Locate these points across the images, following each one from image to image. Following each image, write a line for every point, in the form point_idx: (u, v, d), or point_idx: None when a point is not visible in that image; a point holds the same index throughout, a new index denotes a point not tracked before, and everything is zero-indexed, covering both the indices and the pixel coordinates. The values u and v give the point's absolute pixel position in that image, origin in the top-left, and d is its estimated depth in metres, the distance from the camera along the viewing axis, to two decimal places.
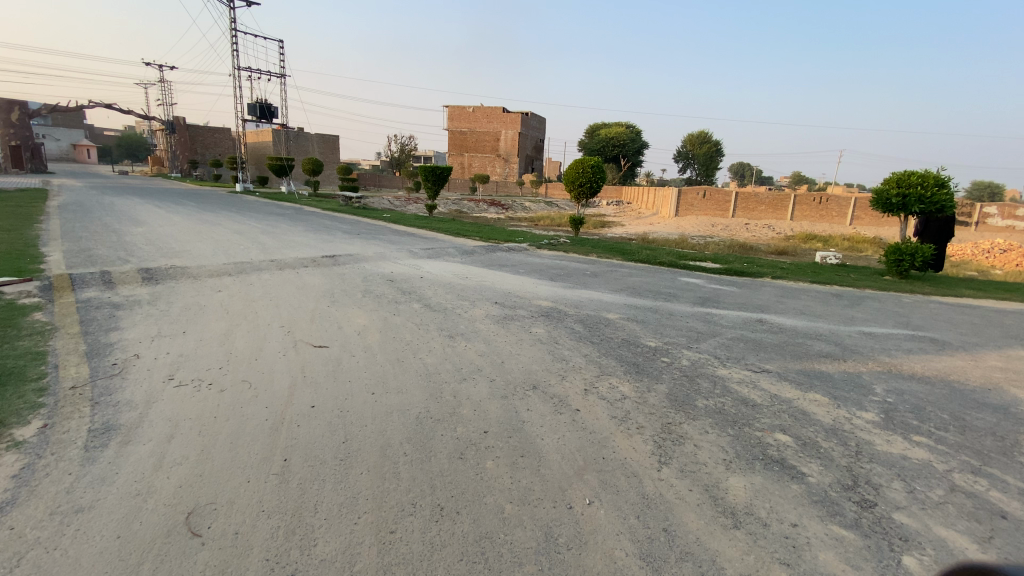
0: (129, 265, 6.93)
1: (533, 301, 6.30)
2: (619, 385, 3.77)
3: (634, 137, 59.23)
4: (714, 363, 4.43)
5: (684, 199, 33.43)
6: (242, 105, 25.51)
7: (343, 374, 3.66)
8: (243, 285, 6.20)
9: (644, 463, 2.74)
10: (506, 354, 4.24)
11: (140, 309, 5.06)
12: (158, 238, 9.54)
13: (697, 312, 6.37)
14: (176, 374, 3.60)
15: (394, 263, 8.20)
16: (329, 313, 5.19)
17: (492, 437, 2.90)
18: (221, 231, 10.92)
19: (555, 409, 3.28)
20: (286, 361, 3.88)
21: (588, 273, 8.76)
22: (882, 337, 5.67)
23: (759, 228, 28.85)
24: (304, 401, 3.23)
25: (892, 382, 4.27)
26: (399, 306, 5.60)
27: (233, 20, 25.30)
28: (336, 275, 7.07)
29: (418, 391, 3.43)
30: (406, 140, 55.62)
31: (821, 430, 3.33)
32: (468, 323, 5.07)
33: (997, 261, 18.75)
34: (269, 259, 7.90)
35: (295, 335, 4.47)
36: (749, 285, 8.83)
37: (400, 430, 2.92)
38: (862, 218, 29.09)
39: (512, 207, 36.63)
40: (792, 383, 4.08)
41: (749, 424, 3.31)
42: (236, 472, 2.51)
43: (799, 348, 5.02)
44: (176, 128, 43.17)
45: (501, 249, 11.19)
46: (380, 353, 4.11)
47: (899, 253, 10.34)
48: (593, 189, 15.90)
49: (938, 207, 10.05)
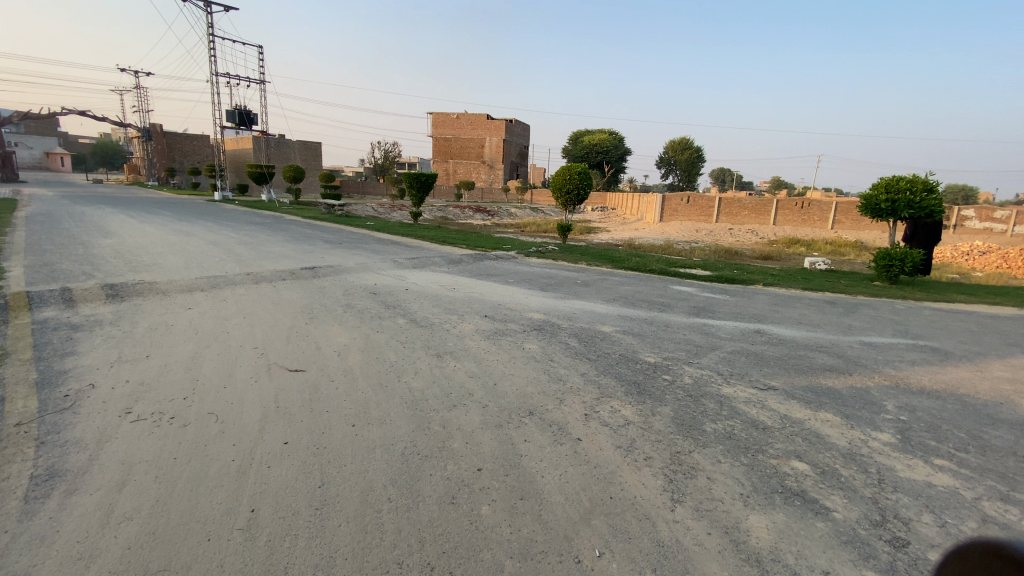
0: (94, 280, 6.48)
1: (524, 313, 6.04)
2: (621, 409, 3.51)
3: (618, 144, 59.60)
4: (718, 381, 4.20)
5: (669, 204, 33.52)
6: (221, 111, 24.90)
7: (321, 403, 3.35)
8: (216, 302, 5.82)
9: (656, 503, 2.48)
10: (499, 375, 3.96)
11: (101, 331, 4.66)
12: (129, 250, 9.05)
13: (693, 323, 6.16)
14: (134, 407, 3.23)
15: (378, 275, 7.87)
16: (307, 332, 4.85)
17: (486, 476, 2.62)
18: (196, 242, 10.45)
19: (554, 439, 3.01)
20: (259, 389, 3.55)
21: (579, 283, 8.53)
22: (884, 347, 5.51)
23: (742, 233, 28.99)
24: (277, 437, 2.92)
25: (903, 398, 4.08)
26: (382, 322, 5.29)
27: (211, 25, 24.82)
28: (316, 288, 6.72)
29: (404, 421, 3.14)
30: (391, 147, 55.22)
31: (839, 455, 3.11)
32: (456, 340, 4.78)
33: (977, 264, 18.92)
34: (246, 272, 7.51)
35: (269, 358, 4.13)
36: (742, 292, 8.68)
37: (384, 470, 2.63)
38: (843, 222, 29.36)
39: (498, 214, 36.38)
40: (801, 402, 3.86)
41: (763, 451, 3.07)
42: (195, 528, 2.18)
43: (802, 362, 4.83)
44: (153, 136, 42.17)
45: (488, 258, 10.91)
46: (361, 377, 3.80)
47: (889, 258, 10.31)
48: (580, 195, 15.70)
49: (926, 213, 10.07)
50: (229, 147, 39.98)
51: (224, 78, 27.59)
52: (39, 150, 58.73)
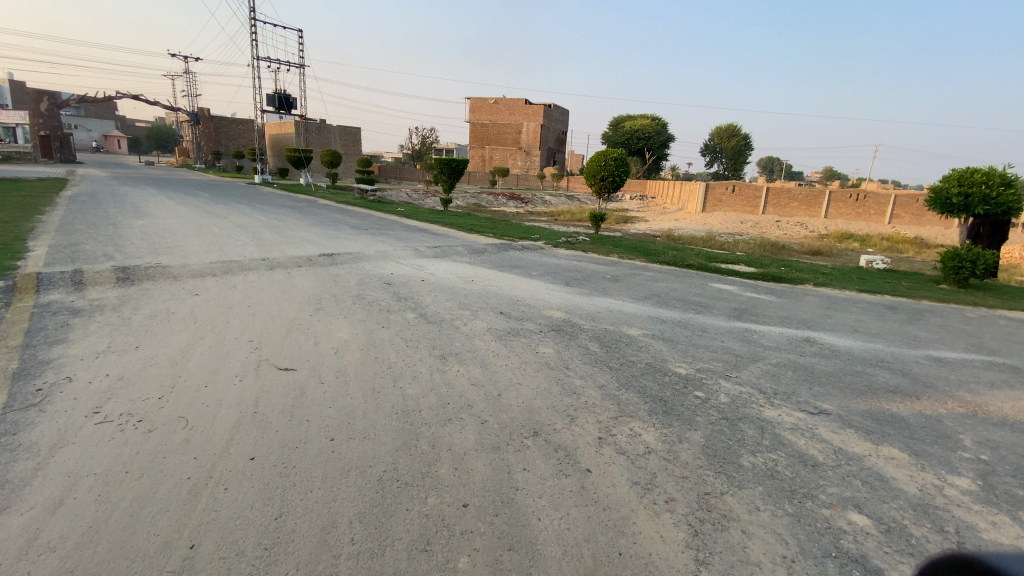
0: (109, 262, 6.40)
1: (544, 311, 5.57)
2: (642, 432, 3.03)
3: (660, 130, 57.58)
4: (758, 401, 3.63)
5: (712, 194, 31.96)
6: (259, 95, 25.28)
7: (303, 410, 3.00)
8: (223, 288, 5.61)
9: (675, 566, 2.01)
10: (505, 384, 3.51)
11: (99, 317, 4.49)
12: (156, 232, 9.08)
13: (732, 328, 5.55)
14: (103, 406, 2.98)
15: (396, 264, 7.54)
16: (308, 325, 4.52)
17: (472, 515, 2.20)
18: (223, 226, 10.40)
19: (559, 469, 2.56)
20: (241, 390, 3.24)
21: (607, 277, 7.98)
22: (955, 365, 4.76)
23: (790, 227, 27.44)
24: (244, 451, 2.58)
25: (982, 431, 3.39)
26: (390, 316, 4.93)
27: (252, 10, 25.11)
28: (330, 277, 6.44)
29: (389, 437, 2.74)
30: (429, 133, 55.20)
31: (908, 507, 2.52)
32: (464, 340, 4.37)
33: None
34: (262, 257, 7.31)
35: (261, 354, 3.83)
36: (788, 293, 7.95)
37: (353, 501, 2.24)
38: (901, 216, 27.36)
39: (531, 202, 35.67)
40: (858, 432, 3.26)
41: (812, 497, 2.54)
42: (120, 567, 1.86)
43: (859, 380, 4.19)
44: (200, 120, 43.42)
45: (515, 248, 10.44)
46: (354, 380, 3.42)
47: (959, 259, 9.25)
48: (616, 183, 14.94)
49: (1004, 209, 8.96)
50: (271, 131, 40.74)
51: (265, 62, 27.96)
52: (98, 133, 61.70)
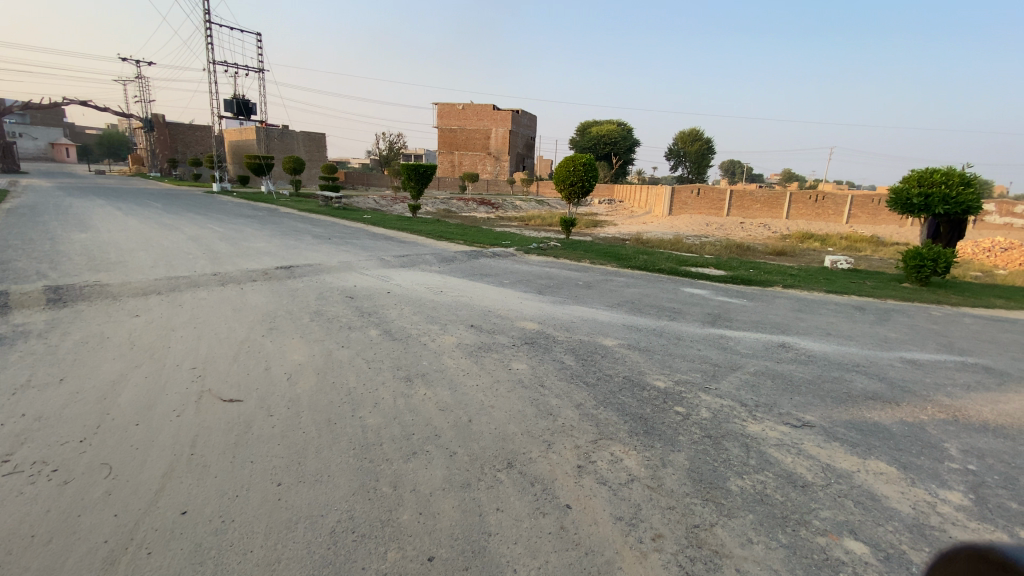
0: (41, 282, 5.85)
1: (517, 322, 5.35)
2: (624, 457, 2.83)
3: (626, 135, 58.47)
4: (740, 415, 3.49)
5: (678, 197, 32.33)
6: (217, 101, 24.44)
7: (247, 450, 2.67)
8: (169, 308, 5.17)
9: None
10: (476, 408, 3.26)
11: (21, 345, 4.02)
12: (100, 246, 8.50)
13: (707, 335, 5.44)
14: (13, 454, 2.58)
15: (360, 275, 7.20)
16: (261, 348, 4.16)
17: (438, 571, 1.94)
18: (175, 238, 9.79)
19: (535, 507, 2.32)
20: (177, 429, 2.88)
21: (580, 284, 7.82)
22: (928, 366, 4.76)
23: (754, 228, 28.12)
24: (175, 504, 2.25)
25: (965, 438, 3.30)
26: (351, 334, 4.59)
27: (207, 12, 24.25)
28: (287, 291, 6.04)
29: (345, 479, 2.44)
30: (396, 139, 54.49)
31: (904, 529, 2.35)
32: (431, 358, 4.09)
33: (1000, 261, 17.98)
34: (214, 271, 6.86)
35: (204, 383, 3.46)
36: (759, 295, 7.96)
37: (300, 562, 1.95)
38: (858, 216, 28.40)
39: (501, 207, 35.54)
40: (844, 446, 3.13)
41: (805, 523, 2.37)
42: None
43: (838, 387, 4.11)
44: (155, 126, 41.73)
45: (485, 255, 10.19)
46: (307, 411, 3.10)
47: (920, 258, 9.48)
48: (585, 188, 14.90)
49: (962, 208, 9.22)
50: (230, 138, 39.43)
51: (222, 66, 27.10)
52: (44, 140, 58.64)
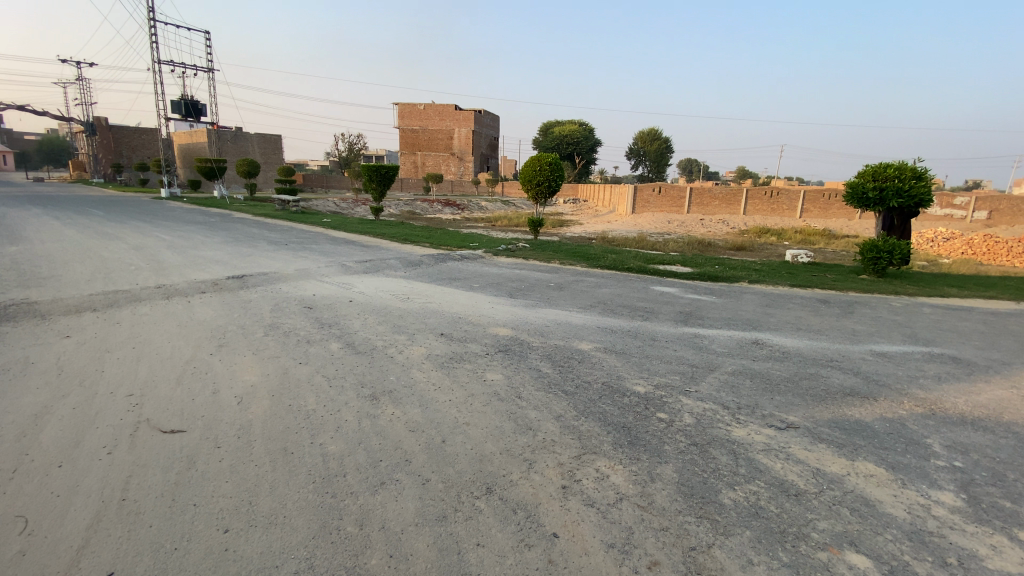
0: None
1: (489, 329, 5.12)
2: (610, 474, 2.65)
3: (588, 135, 59.01)
4: (725, 419, 3.37)
5: (640, 195, 32.38)
6: (164, 102, 23.19)
7: (189, 490, 2.35)
8: (105, 326, 4.69)
9: None
10: (450, 427, 3.01)
11: None
12: (31, 259, 7.79)
13: (682, 334, 5.36)
14: None
15: (320, 283, 6.81)
16: (208, 368, 3.78)
17: None
18: (116, 248, 9.11)
19: (520, 540, 2.11)
20: (107, 469, 2.52)
21: (551, 286, 7.66)
22: (899, 359, 4.80)
23: (714, 224, 28.79)
24: (101, 563, 1.92)
25: (946, 433, 3.28)
26: (310, 348, 4.26)
27: (151, 10, 22.98)
28: (239, 303, 5.63)
29: (304, 520, 2.16)
30: (356, 141, 53.29)
31: (904, 538, 2.25)
32: (399, 372, 3.81)
33: (943, 250, 18.93)
34: (159, 284, 6.35)
35: (142, 413, 3.08)
36: (727, 292, 8.00)
37: None
38: (810, 211, 29.55)
39: (466, 208, 35.24)
40: (831, 447, 3.05)
41: (804, 537, 2.24)
42: None
43: (816, 384, 4.06)
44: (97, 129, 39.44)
45: (453, 259, 9.90)
46: (260, 440, 2.78)
47: (877, 250, 9.78)
48: (551, 188, 14.80)
49: (915, 201, 9.55)
50: (179, 140, 37.69)
51: (169, 66, 25.79)
52: None
